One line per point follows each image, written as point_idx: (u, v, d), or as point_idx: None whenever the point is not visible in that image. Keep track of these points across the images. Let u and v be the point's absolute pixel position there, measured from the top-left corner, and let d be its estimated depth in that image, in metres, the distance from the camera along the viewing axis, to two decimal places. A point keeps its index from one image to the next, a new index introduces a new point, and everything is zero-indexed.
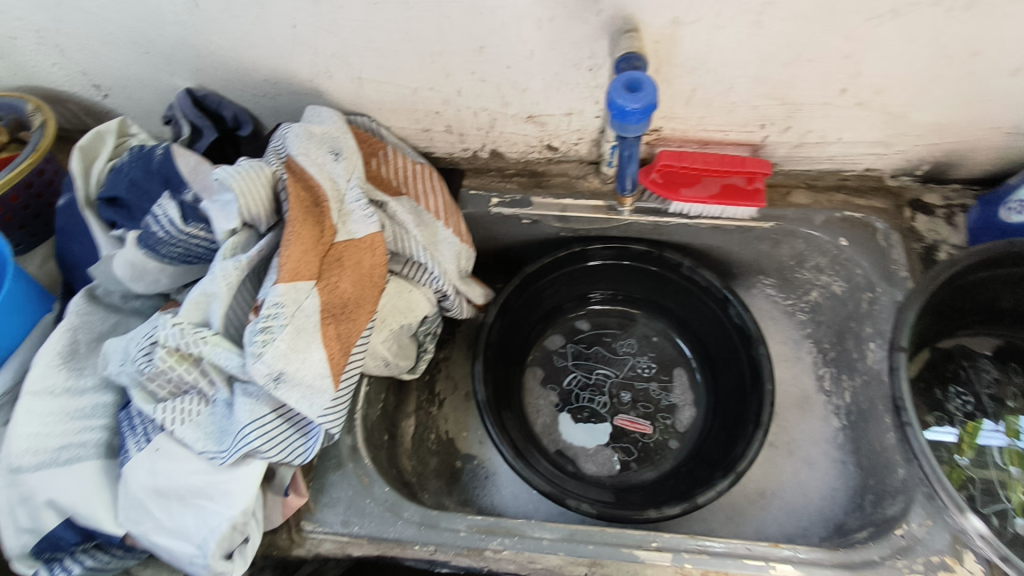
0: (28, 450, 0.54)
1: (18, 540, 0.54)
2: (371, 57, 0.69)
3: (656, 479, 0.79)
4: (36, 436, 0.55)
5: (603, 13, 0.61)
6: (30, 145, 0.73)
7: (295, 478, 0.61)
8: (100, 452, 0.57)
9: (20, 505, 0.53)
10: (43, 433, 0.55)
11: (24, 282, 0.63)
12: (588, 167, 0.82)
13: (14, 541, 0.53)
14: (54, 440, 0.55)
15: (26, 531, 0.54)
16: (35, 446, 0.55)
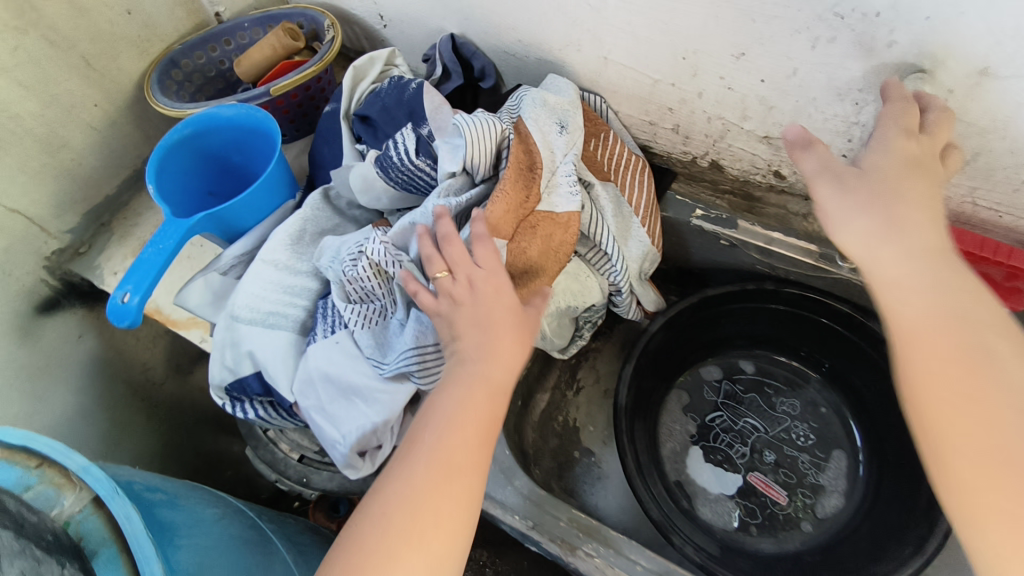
0: (248, 306, 0.66)
1: (220, 374, 0.67)
2: (624, 40, 0.69)
3: (774, 554, 0.72)
4: (256, 297, 0.66)
5: (895, 45, 0.54)
6: (318, 55, 0.84)
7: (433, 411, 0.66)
8: (295, 327, 0.66)
9: (230, 347, 0.66)
10: (261, 297, 0.66)
11: (283, 168, 0.75)
12: (814, 207, 0.75)
13: (218, 373, 0.67)
14: (267, 305, 0.66)
15: (227, 370, 0.67)
16: (253, 305, 0.66)
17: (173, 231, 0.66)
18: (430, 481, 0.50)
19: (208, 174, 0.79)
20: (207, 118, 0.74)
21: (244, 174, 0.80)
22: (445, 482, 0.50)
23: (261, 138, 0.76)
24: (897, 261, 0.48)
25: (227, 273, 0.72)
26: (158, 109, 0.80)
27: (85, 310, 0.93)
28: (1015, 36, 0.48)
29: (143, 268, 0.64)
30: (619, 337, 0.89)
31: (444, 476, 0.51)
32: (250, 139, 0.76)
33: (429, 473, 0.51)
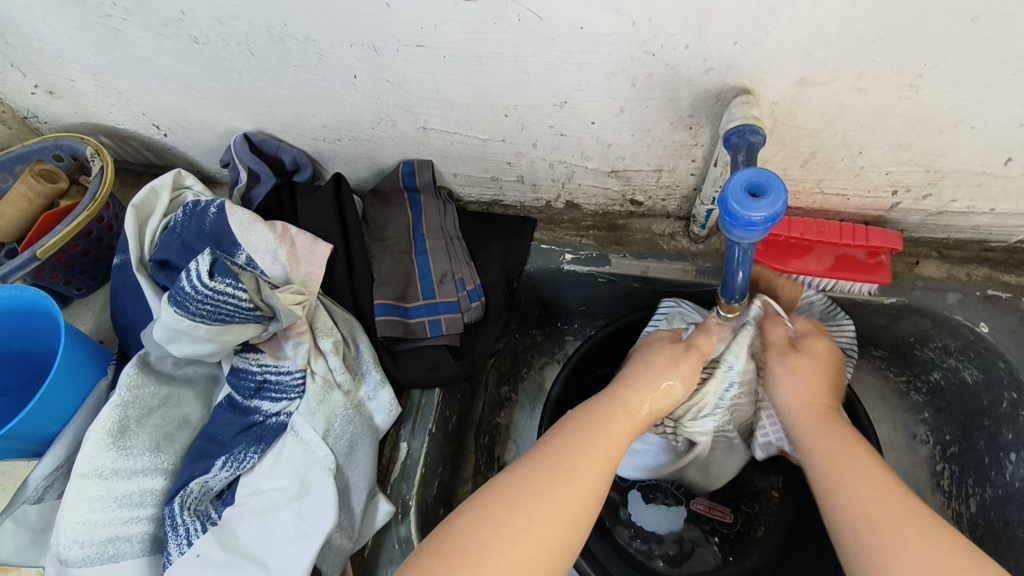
0: (75, 542, 0.53)
1: None
2: (438, 107, 0.62)
3: None
4: (83, 526, 0.53)
5: (711, 72, 0.51)
6: (89, 193, 0.69)
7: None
8: (146, 548, 0.55)
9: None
10: (89, 524, 0.53)
11: (79, 347, 0.61)
12: (676, 223, 0.73)
13: None
14: (100, 532, 0.54)
15: None
16: (81, 538, 0.53)
17: None
18: (543, 475, 0.47)
19: None
20: None
21: (37, 359, 0.64)
22: (560, 468, 0.47)
23: (39, 317, 0.61)
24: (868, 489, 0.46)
25: (42, 499, 0.58)
26: None
27: None
28: (822, 48, 0.47)
29: None
30: (527, 398, 0.85)
31: (557, 461, 0.47)
32: (28, 321, 0.61)
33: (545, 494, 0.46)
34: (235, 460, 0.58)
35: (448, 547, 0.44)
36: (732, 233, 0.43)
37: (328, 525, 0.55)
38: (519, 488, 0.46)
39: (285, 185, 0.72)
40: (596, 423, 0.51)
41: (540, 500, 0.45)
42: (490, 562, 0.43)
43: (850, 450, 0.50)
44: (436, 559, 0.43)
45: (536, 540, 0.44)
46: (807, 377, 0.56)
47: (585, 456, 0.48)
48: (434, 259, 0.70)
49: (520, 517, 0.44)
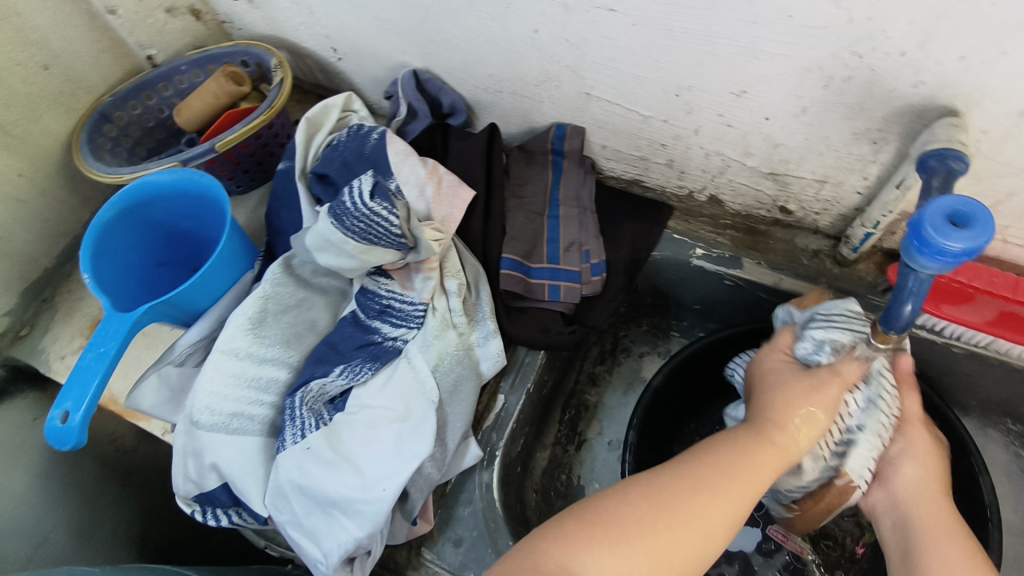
0: (208, 408, 0.59)
1: (185, 485, 0.60)
2: (609, 76, 0.61)
3: None
4: (217, 395, 0.59)
5: (920, 86, 0.47)
6: (267, 100, 0.75)
7: (426, 506, 0.62)
8: (263, 430, 0.60)
9: (193, 456, 0.59)
10: (221, 395, 0.59)
11: (237, 237, 0.67)
12: (823, 241, 0.69)
13: (181, 484, 0.60)
14: (229, 405, 0.59)
15: (192, 481, 0.60)
16: (213, 406, 0.59)
17: (114, 330, 0.59)
18: (683, 494, 0.47)
19: (155, 245, 0.69)
20: (143, 188, 0.65)
21: (198, 241, 0.70)
22: (697, 498, 0.47)
23: (209, 204, 0.67)
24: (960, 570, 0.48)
25: (184, 363, 0.65)
26: (89, 174, 0.71)
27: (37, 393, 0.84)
28: None
29: (83, 379, 0.57)
30: (619, 383, 0.85)
31: (696, 488, 0.48)
32: (199, 206, 0.68)
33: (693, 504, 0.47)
34: (351, 371, 0.61)
35: (593, 519, 0.46)
36: (914, 259, 0.40)
37: (423, 452, 0.58)
38: (666, 498, 0.47)
39: (440, 127, 0.74)
40: (740, 464, 0.50)
41: (679, 519, 0.46)
42: (622, 553, 0.44)
43: (952, 521, 0.51)
44: (580, 527, 0.45)
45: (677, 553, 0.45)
46: (924, 449, 0.55)
47: (729, 485, 0.48)
48: (565, 226, 0.71)
49: (661, 529, 0.45)
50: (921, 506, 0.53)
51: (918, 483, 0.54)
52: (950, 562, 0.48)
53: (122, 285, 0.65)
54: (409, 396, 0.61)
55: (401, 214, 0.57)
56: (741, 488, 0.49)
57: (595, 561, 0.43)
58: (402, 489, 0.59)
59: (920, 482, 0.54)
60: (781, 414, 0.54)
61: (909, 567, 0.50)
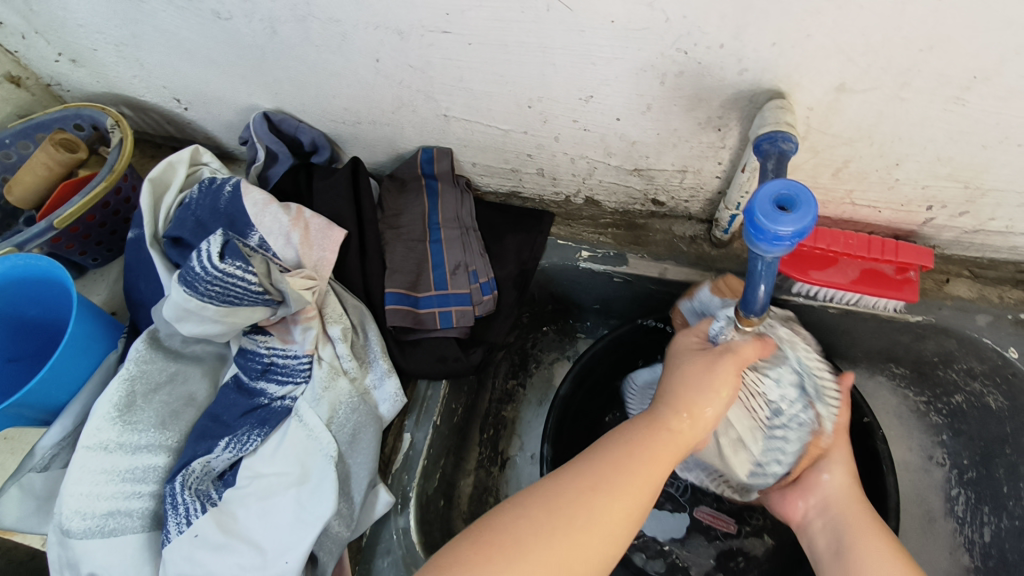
0: (78, 513, 0.53)
1: None
2: (460, 95, 0.60)
3: None
4: (86, 498, 0.53)
5: (745, 73, 0.49)
6: (108, 164, 0.69)
7: (341, 561, 0.59)
8: (146, 524, 0.55)
9: (69, 568, 0.54)
10: (92, 496, 0.54)
11: (90, 318, 0.61)
12: (698, 226, 0.71)
13: None
14: (102, 505, 0.54)
15: None
16: (83, 510, 0.53)
17: None
18: (575, 498, 0.45)
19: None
20: None
21: (49, 327, 0.64)
22: (592, 497, 0.45)
23: (53, 287, 0.61)
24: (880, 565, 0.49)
25: (48, 468, 0.58)
26: None
27: None
28: (865, 53, 0.44)
29: None
30: (534, 394, 0.84)
31: (593, 487, 0.45)
32: (41, 290, 0.62)
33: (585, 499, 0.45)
34: (238, 442, 0.58)
35: (488, 540, 0.43)
36: (755, 246, 0.41)
37: (326, 513, 0.55)
38: (563, 507, 0.44)
39: (302, 167, 0.71)
40: (635, 455, 0.47)
41: (574, 524, 0.44)
42: (522, 570, 0.42)
43: (876, 523, 0.53)
44: (475, 551, 0.43)
45: (573, 552, 0.43)
46: (843, 456, 0.58)
47: (623, 476, 0.46)
48: (448, 250, 0.69)
49: (558, 539, 0.43)
50: (843, 507, 0.55)
51: (836, 484, 0.57)
52: (870, 563, 0.49)
53: None
54: (302, 457, 0.58)
55: (258, 271, 0.54)
56: (641, 482, 0.46)
57: None
58: (310, 555, 0.56)
59: (839, 486, 0.56)
60: (677, 399, 0.51)
61: (839, 562, 0.51)
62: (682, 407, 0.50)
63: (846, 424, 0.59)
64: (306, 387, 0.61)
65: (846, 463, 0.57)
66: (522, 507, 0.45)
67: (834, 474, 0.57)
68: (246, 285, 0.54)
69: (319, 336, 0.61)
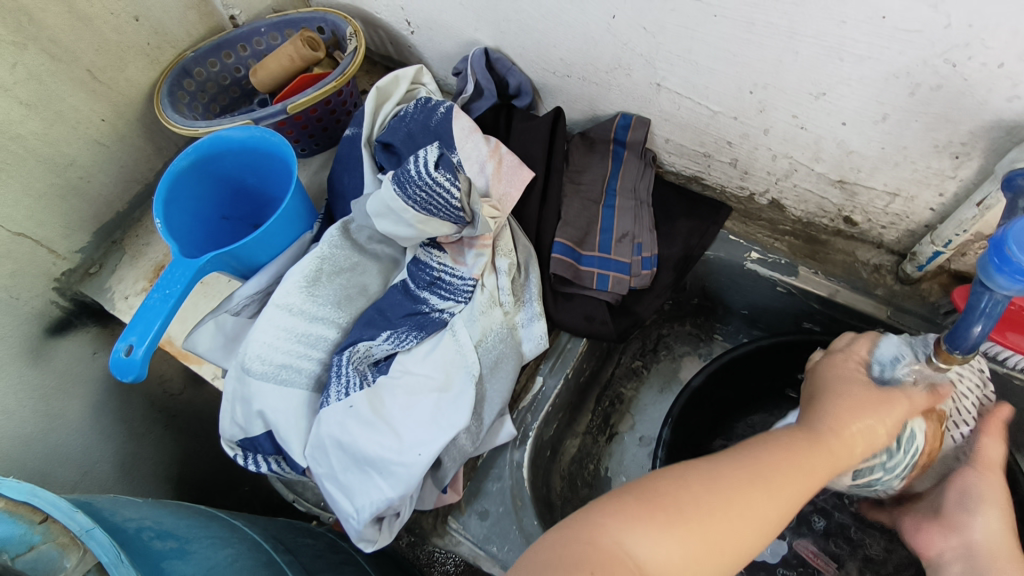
0: (259, 357, 0.61)
1: (231, 428, 0.63)
2: (683, 67, 0.60)
3: None
4: (268, 347, 0.61)
5: (1014, 101, 0.45)
6: (339, 67, 0.76)
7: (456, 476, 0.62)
8: (309, 385, 0.62)
9: (241, 401, 0.62)
10: (272, 346, 0.61)
11: (300, 198, 0.68)
12: (887, 256, 0.67)
13: (228, 427, 0.63)
14: (279, 357, 0.61)
15: (238, 425, 0.63)
16: (264, 356, 0.61)
17: (179, 274, 0.61)
18: (736, 486, 0.44)
19: (221, 199, 0.71)
20: (214, 141, 0.67)
21: (261, 197, 0.73)
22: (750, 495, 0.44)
23: (276, 164, 0.69)
24: None
25: (239, 313, 0.67)
26: (166, 124, 0.74)
27: (98, 327, 0.86)
28: None
29: (147, 317, 0.59)
30: (656, 380, 0.84)
31: (752, 480, 0.44)
32: (267, 164, 0.70)
33: (742, 486, 0.44)
34: (398, 337, 0.63)
35: (655, 500, 0.43)
36: (991, 278, 0.39)
37: (460, 424, 0.59)
38: (723, 485, 0.44)
39: (504, 107, 0.75)
40: (792, 467, 0.46)
41: (728, 508, 0.43)
42: (678, 534, 0.41)
43: None
44: (642, 505, 0.42)
45: (720, 532, 0.42)
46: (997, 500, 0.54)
47: (785, 480, 0.45)
48: (619, 218, 0.71)
49: (718, 516, 0.42)
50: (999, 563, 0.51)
51: (986, 534, 0.53)
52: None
53: (187, 233, 0.68)
54: (448, 368, 0.62)
55: (462, 187, 0.59)
56: (795, 489, 0.45)
57: (652, 542, 0.40)
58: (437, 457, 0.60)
59: (989, 530, 0.53)
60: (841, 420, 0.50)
61: None
62: (841, 429, 0.49)
63: (998, 460, 0.57)
64: (464, 308, 0.65)
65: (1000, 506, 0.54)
66: (681, 471, 0.45)
67: (982, 513, 0.54)
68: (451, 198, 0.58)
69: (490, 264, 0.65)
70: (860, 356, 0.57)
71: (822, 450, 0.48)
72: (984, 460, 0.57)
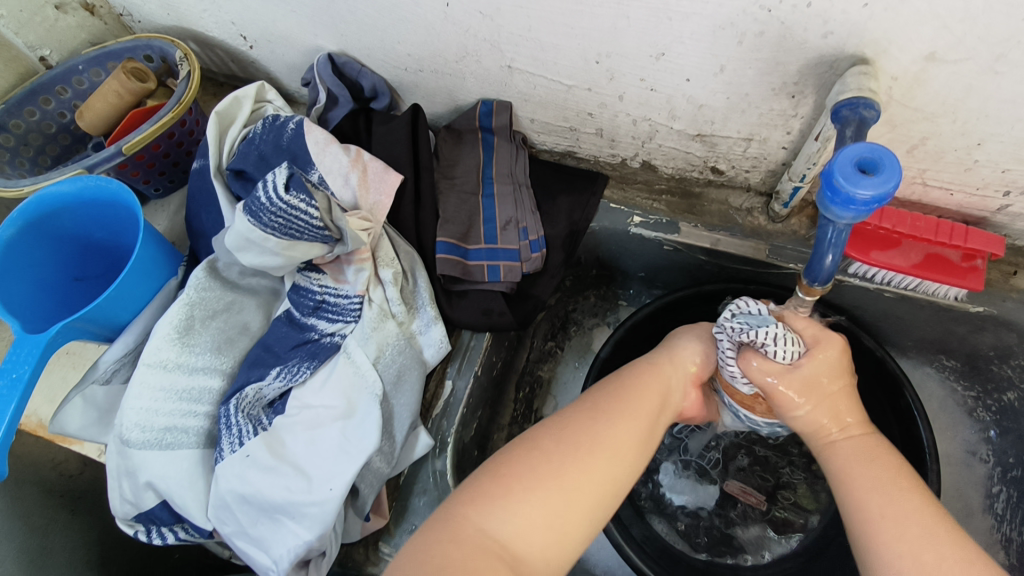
0: (137, 425, 0.56)
1: (121, 507, 0.57)
2: (528, 46, 0.59)
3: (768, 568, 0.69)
4: (146, 412, 0.56)
5: (829, 36, 0.47)
6: (175, 96, 0.71)
7: (379, 499, 0.61)
8: (200, 442, 0.57)
9: (127, 476, 0.57)
10: (150, 411, 0.56)
11: (154, 245, 0.63)
12: (756, 199, 0.70)
13: (118, 506, 0.57)
14: (160, 420, 0.56)
15: (128, 502, 0.57)
16: (143, 423, 0.56)
17: (25, 354, 0.55)
18: (583, 426, 0.48)
19: (65, 260, 0.64)
20: (41, 200, 0.60)
21: (113, 250, 0.67)
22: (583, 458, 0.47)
23: (120, 212, 0.63)
24: (885, 502, 0.45)
25: (110, 380, 0.62)
26: None
27: None
28: (964, 21, 0.42)
29: None
30: (572, 356, 0.85)
31: (593, 414, 0.49)
32: (110, 213, 0.64)
33: (588, 424, 0.49)
34: (289, 372, 0.59)
35: (504, 471, 0.46)
36: (829, 210, 0.40)
37: (369, 448, 0.57)
38: (569, 434, 0.48)
39: (362, 112, 0.71)
40: (630, 391, 0.52)
41: (579, 449, 0.47)
42: (535, 489, 0.44)
43: (892, 471, 0.47)
44: (489, 479, 0.46)
45: (577, 477, 0.45)
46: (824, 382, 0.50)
47: (625, 419, 0.50)
48: (500, 205, 0.70)
49: (551, 484, 0.45)
50: (841, 452, 0.50)
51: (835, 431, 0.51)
52: (875, 502, 0.46)
53: (32, 305, 0.61)
54: (348, 393, 0.59)
55: (320, 206, 0.55)
56: (637, 415, 0.50)
57: (509, 516, 0.44)
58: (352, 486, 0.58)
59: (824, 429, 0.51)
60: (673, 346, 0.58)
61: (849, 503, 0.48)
62: (668, 353, 0.57)
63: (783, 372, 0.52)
64: (355, 326, 0.62)
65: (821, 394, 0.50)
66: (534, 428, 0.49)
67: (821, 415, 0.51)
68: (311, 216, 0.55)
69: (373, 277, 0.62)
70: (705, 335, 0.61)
71: (647, 373, 0.54)
72: (772, 386, 0.50)
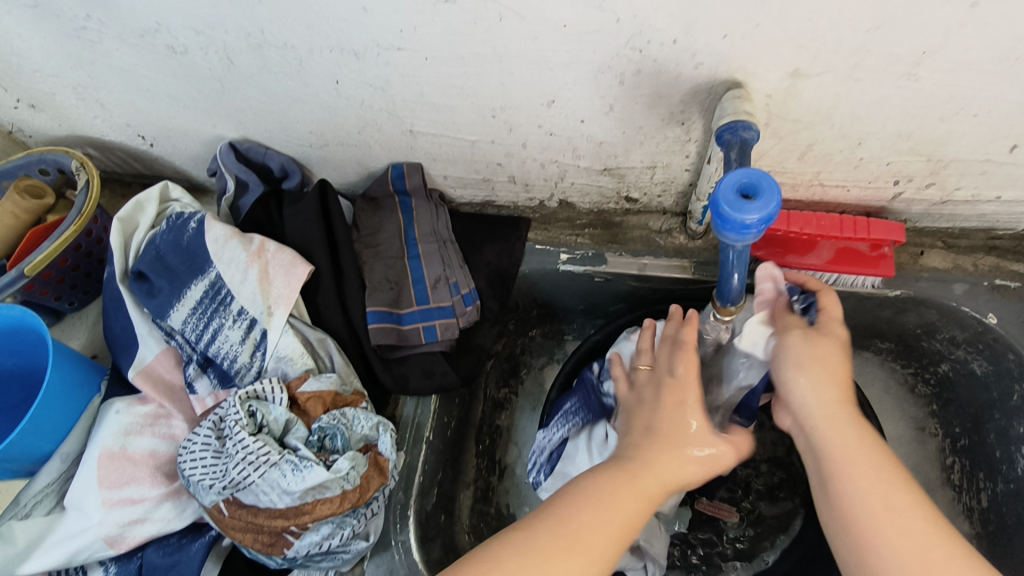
0: (59, 545, 0.56)
1: None
2: (424, 111, 0.60)
3: None
4: (71, 534, 0.56)
5: (701, 67, 0.49)
6: (76, 206, 0.69)
7: (277, 548, 0.55)
8: (117, 547, 0.57)
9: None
10: (75, 532, 0.57)
11: (69, 364, 0.61)
12: (674, 220, 0.71)
13: None
14: (78, 540, 0.56)
15: None
16: (67, 543, 0.56)
17: None
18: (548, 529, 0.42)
19: None
20: None
21: (28, 378, 0.63)
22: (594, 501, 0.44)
23: (31, 336, 0.60)
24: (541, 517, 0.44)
25: (30, 515, 0.57)
26: None
27: None
28: (815, 39, 0.45)
29: None
30: (527, 402, 0.84)
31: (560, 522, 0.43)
32: (18, 340, 0.61)
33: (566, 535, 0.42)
34: (196, 462, 0.55)
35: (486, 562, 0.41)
36: (723, 236, 0.41)
37: (274, 516, 0.54)
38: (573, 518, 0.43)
39: (272, 194, 0.70)
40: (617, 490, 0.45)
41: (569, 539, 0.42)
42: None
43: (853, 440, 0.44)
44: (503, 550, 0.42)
45: None
46: (825, 366, 0.47)
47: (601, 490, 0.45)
48: (427, 265, 0.69)
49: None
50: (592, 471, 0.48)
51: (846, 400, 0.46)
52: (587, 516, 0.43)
53: None
54: (235, 481, 0.53)
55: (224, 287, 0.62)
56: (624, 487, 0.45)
57: None
58: (273, 546, 0.55)
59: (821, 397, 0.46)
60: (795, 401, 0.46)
61: None
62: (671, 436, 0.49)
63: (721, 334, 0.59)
64: (267, 406, 0.57)
65: (813, 367, 0.47)
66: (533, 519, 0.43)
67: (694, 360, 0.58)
68: (235, 324, 0.60)
69: (290, 352, 0.61)
70: (296, 384, 0.60)
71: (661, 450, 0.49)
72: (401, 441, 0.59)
